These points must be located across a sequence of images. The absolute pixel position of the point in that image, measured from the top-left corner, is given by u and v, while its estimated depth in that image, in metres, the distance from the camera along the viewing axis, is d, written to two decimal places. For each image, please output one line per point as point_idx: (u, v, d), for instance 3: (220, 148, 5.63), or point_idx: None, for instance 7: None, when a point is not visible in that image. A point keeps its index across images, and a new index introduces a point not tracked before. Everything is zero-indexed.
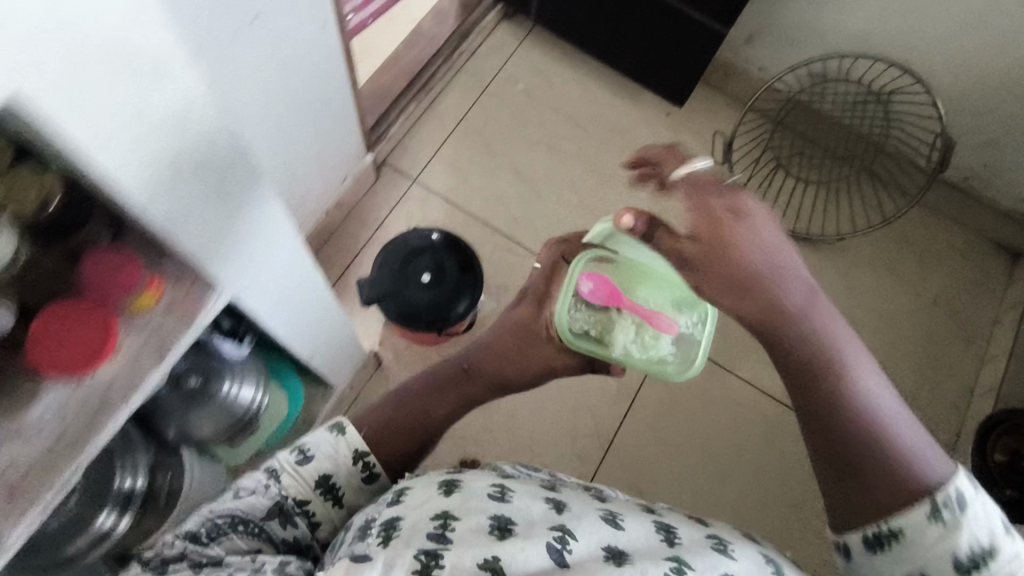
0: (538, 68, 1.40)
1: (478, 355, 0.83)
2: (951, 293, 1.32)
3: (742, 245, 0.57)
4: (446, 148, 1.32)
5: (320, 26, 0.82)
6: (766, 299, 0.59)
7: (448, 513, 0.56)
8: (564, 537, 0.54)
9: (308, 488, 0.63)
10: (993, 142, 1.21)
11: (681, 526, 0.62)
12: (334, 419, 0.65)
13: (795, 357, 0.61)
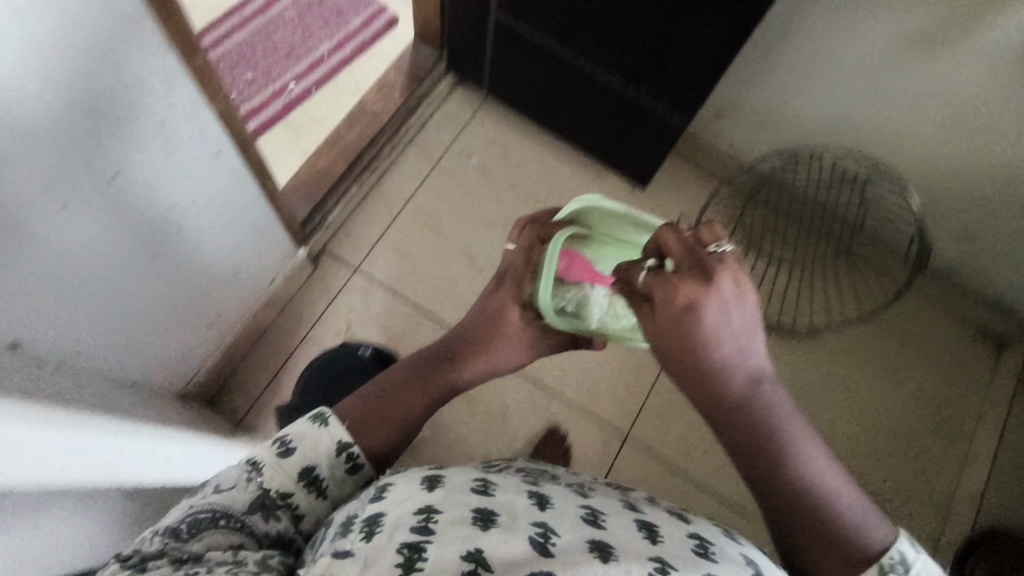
0: (494, 139, 1.30)
1: (462, 338, 0.74)
2: (935, 386, 1.20)
3: (697, 340, 0.52)
4: (390, 231, 1.23)
5: (213, 154, 0.75)
6: (710, 381, 0.54)
7: (430, 508, 0.51)
8: (546, 533, 0.49)
9: (289, 481, 0.56)
10: (973, 232, 1.11)
11: (663, 522, 0.56)
12: (317, 409, 0.61)
13: (739, 439, 0.56)
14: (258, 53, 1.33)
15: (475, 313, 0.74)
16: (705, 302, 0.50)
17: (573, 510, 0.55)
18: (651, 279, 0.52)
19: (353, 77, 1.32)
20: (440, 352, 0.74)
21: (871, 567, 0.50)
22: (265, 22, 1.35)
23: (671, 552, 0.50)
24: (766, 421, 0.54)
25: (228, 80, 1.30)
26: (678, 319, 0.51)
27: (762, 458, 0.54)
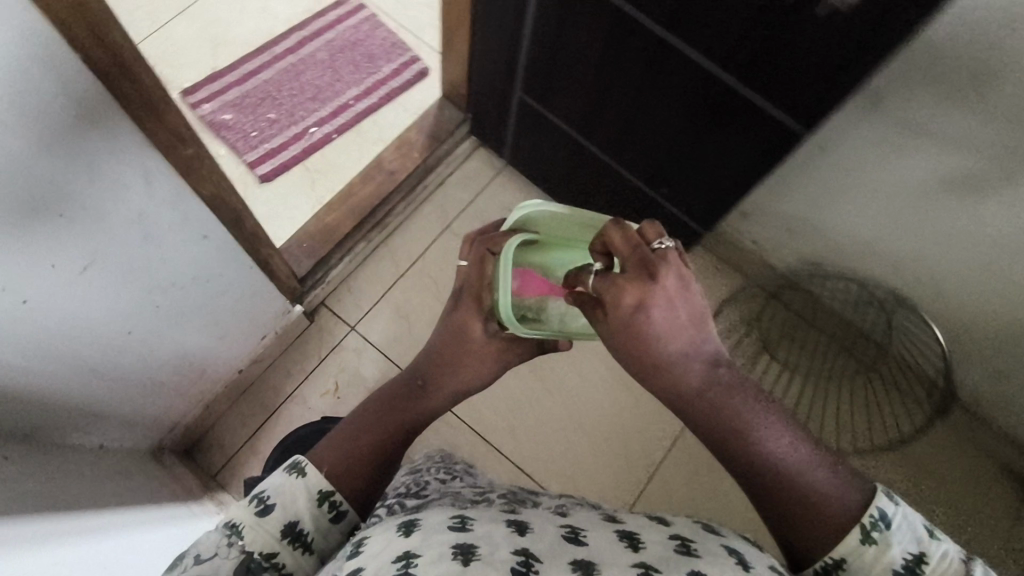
0: (511, 207, 1.25)
1: (428, 365, 0.76)
2: (955, 532, 1.05)
3: (649, 333, 0.51)
4: (392, 292, 1.19)
5: (201, 236, 0.73)
6: (672, 378, 0.53)
7: (411, 554, 0.47)
8: (528, 559, 0.46)
9: (272, 540, 0.55)
10: (1006, 374, 1.01)
11: (644, 529, 0.53)
12: (290, 460, 0.61)
13: (703, 425, 0.54)
14: (285, 92, 1.31)
15: (439, 338, 0.75)
16: (651, 297, 0.50)
17: (552, 530, 0.52)
18: (600, 283, 0.52)
19: (377, 126, 1.30)
20: (412, 380, 0.76)
21: (851, 528, 0.49)
22: (295, 61, 1.34)
23: (658, 557, 0.48)
24: (731, 408, 0.53)
25: (251, 117, 1.28)
26: (630, 319, 0.51)
27: (733, 448, 0.53)
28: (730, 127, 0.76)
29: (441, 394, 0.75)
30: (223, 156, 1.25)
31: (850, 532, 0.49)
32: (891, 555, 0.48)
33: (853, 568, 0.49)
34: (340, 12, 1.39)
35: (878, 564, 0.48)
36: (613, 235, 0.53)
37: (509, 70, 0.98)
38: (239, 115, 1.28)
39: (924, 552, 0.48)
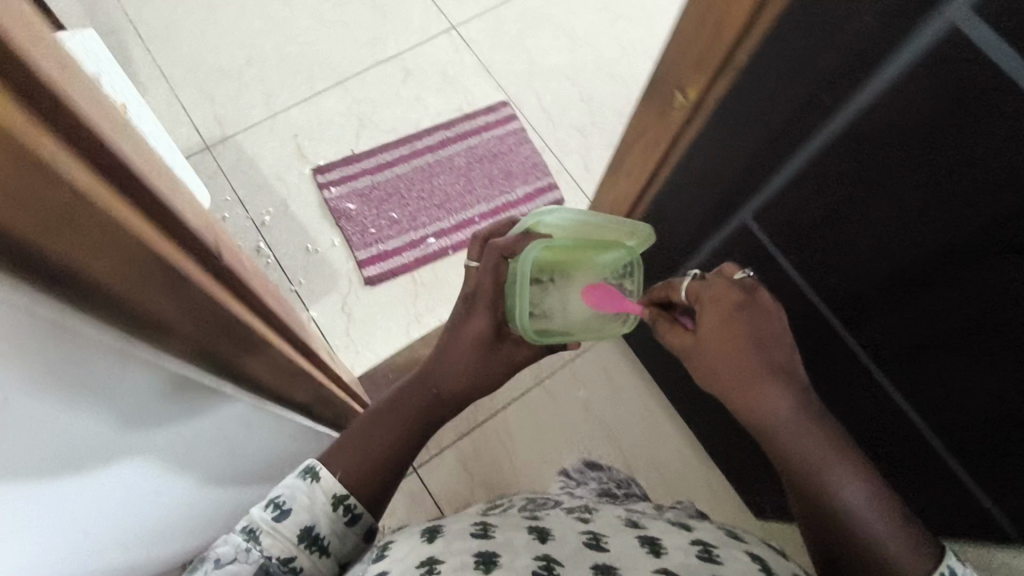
0: (609, 377, 1.17)
1: (436, 369, 0.70)
2: None
3: (740, 341, 0.55)
4: (465, 441, 1.11)
5: (254, 417, 0.68)
6: (757, 401, 0.54)
7: (432, 558, 0.53)
8: (548, 564, 0.51)
9: (288, 543, 0.56)
10: None
11: (668, 538, 0.59)
12: (305, 464, 0.61)
13: (787, 455, 0.54)
14: (414, 191, 1.26)
15: (451, 349, 0.69)
16: (749, 312, 0.56)
17: (573, 535, 0.58)
18: (697, 282, 0.59)
19: None
20: (421, 386, 0.70)
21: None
22: (432, 161, 1.28)
23: (679, 564, 0.53)
24: (815, 453, 0.53)
25: (372, 212, 1.23)
26: (731, 324, 0.56)
27: (807, 479, 0.54)
28: (925, 482, 0.64)
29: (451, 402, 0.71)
30: (337, 246, 1.21)
31: None
32: None
33: None
34: (492, 119, 1.33)
35: None
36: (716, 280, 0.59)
37: (659, 276, 0.88)
38: (362, 206, 1.24)
39: None
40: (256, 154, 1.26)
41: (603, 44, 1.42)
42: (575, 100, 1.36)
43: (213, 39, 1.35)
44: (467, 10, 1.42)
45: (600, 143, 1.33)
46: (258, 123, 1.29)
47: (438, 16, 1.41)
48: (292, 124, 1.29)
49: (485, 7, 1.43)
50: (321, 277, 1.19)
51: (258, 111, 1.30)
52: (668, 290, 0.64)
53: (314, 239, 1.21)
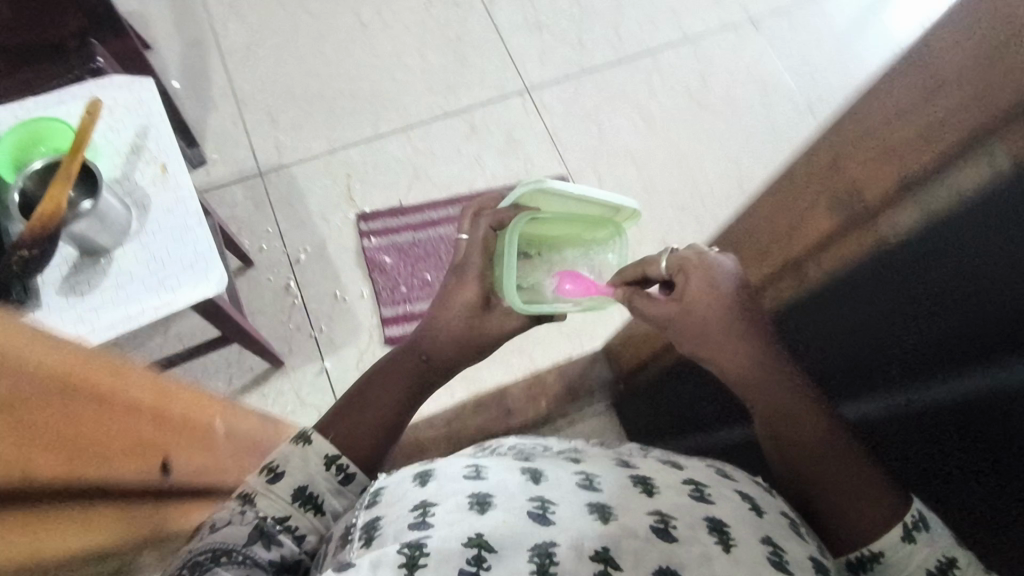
0: None
1: (427, 335, 0.65)
2: None
3: (721, 290, 0.52)
4: None
5: None
6: (721, 343, 0.53)
7: (426, 502, 0.45)
8: (545, 504, 0.45)
9: (284, 504, 0.53)
10: None
11: (659, 475, 0.50)
12: (300, 429, 0.57)
13: (755, 397, 0.53)
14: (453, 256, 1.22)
15: (443, 317, 0.65)
16: (720, 265, 0.53)
17: (565, 475, 0.49)
18: (677, 255, 0.54)
19: (525, 336, 1.17)
20: (412, 350, 0.65)
21: (894, 524, 0.47)
22: None
23: (673, 506, 0.46)
24: (779, 387, 0.52)
25: (407, 270, 1.21)
26: (716, 289, 0.52)
27: (790, 428, 0.51)
28: None
29: (444, 369, 0.65)
30: (365, 297, 1.18)
31: (892, 527, 0.47)
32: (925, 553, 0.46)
33: (892, 559, 0.47)
34: None
35: (913, 561, 0.46)
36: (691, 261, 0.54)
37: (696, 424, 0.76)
38: (398, 261, 1.21)
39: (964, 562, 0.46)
40: (306, 187, 1.25)
41: (678, 133, 1.35)
42: (637, 187, 1.30)
43: (288, 65, 1.35)
44: (546, 73, 1.38)
45: (654, 238, 1.26)
46: (315, 156, 1.27)
47: (516, 76, 1.37)
48: (348, 163, 1.27)
49: (564, 73, 1.38)
50: (342, 327, 1.16)
51: (317, 143, 1.28)
52: (640, 268, 0.57)
53: (344, 286, 1.19)
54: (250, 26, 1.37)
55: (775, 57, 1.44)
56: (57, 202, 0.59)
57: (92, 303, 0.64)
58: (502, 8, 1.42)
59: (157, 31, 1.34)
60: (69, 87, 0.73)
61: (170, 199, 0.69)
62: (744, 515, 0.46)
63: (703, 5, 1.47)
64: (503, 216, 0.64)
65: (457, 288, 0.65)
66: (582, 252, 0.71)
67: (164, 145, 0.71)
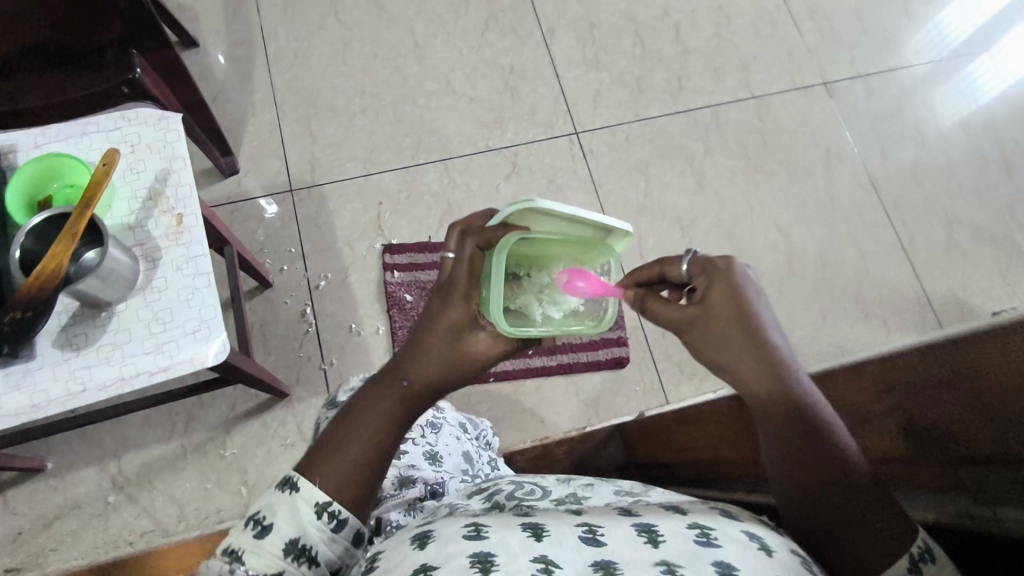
0: None
1: (411, 355, 0.58)
2: None
3: (741, 296, 0.53)
4: None
5: None
6: (738, 346, 0.52)
7: (426, 567, 0.44)
8: (548, 567, 0.43)
9: (275, 559, 0.52)
10: None
11: (663, 520, 0.49)
12: (285, 473, 0.56)
13: (769, 406, 0.51)
14: None
15: (430, 341, 0.58)
16: (739, 273, 0.54)
17: (567, 532, 0.47)
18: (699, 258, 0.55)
19: (539, 398, 1.12)
20: (391, 375, 0.58)
21: (899, 554, 0.45)
22: None
23: (681, 554, 0.44)
24: (793, 398, 0.51)
25: None
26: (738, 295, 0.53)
27: (803, 439, 0.50)
28: None
29: (430, 394, 0.59)
30: (380, 334, 1.14)
31: (897, 556, 0.45)
32: None
33: None
34: None
35: None
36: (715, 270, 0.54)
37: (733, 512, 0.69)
38: (419, 300, 1.16)
39: None
40: (336, 211, 1.21)
41: (730, 197, 1.27)
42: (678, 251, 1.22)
43: (334, 77, 1.30)
44: (598, 117, 1.31)
45: None
46: (349, 179, 1.23)
47: (566, 116, 1.31)
48: (381, 189, 1.23)
49: (617, 119, 1.31)
50: (353, 363, 1.12)
51: (352, 165, 1.24)
52: (657, 268, 0.57)
53: (360, 320, 1.15)
54: (300, 32, 1.33)
55: (844, 123, 1.35)
56: (59, 262, 0.55)
57: (86, 361, 0.61)
58: (561, 42, 1.36)
59: (206, 29, 1.31)
60: (96, 116, 0.70)
61: (181, 255, 0.65)
62: (756, 557, 0.44)
63: (774, 60, 1.39)
64: (490, 235, 0.56)
65: (442, 311, 0.57)
66: (574, 266, 0.61)
67: (183, 193, 0.67)
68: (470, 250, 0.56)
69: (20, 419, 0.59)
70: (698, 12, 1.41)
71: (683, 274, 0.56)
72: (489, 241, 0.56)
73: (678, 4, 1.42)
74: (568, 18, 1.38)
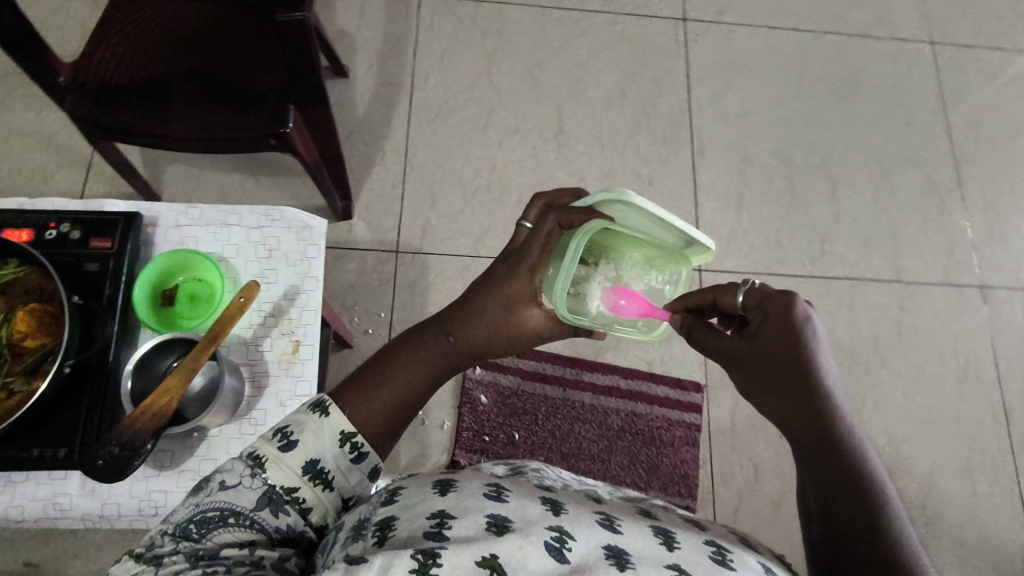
0: None
1: (461, 316, 0.60)
2: None
3: (791, 332, 0.48)
4: None
5: None
6: (779, 370, 0.49)
7: (443, 513, 0.42)
8: (561, 535, 0.41)
9: (294, 475, 0.47)
10: None
11: (681, 531, 0.47)
12: (318, 395, 0.51)
13: (802, 426, 0.50)
14: (549, 425, 1.11)
15: (485, 302, 0.59)
16: (798, 306, 0.49)
17: (584, 513, 0.45)
18: (757, 290, 0.51)
19: None
20: (438, 329, 0.59)
21: None
22: (584, 404, 1.13)
23: (692, 565, 0.41)
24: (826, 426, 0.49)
25: (497, 421, 1.10)
26: (790, 334, 0.48)
27: (835, 483, 0.49)
28: None
29: (471, 353, 0.59)
30: (444, 429, 1.09)
31: None
32: None
33: None
34: (674, 396, 1.14)
35: None
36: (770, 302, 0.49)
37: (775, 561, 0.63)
38: (493, 406, 1.11)
39: None
40: (435, 285, 1.16)
41: (845, 386, 1.16)
42: (773, 430, 1.13)
43: (469, 142, 1.26)
44: (727, 259, 1.22)
45: (766, 494, 1.10)
46: (456, 254, 1.19)
47: None
48: None
49: (746, 267, 1.22)
50: (408, 450, 1.07)
51: (464, 242, 1.19)
52: (712, 293, 0.53)
53: (429, 406, 1.10)
54: (449, 86, 1.29)
55: (991, 340, 1.21)
56: (169, 402, 0.52)
57: (165, 485, 0.58)
58: (708, 167, 1.28)
59: (359, 61, 1.28)
60: (242, 207, 0.66)
61: (287, 389, 0.61)
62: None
63: (930, 247, 1.27)
64: (574, 218, 0.58)
65: (505, 280, 0.59)
66: (642, 267, 0.60)
67: (306, 318, 0.63)
68: (551, 226, 0.59)
69: (89, 523, 0.58)
70: (861, 173, 1.30)
71: (737, 305, 0.52)
72: (571, 222, 0.58)
73: (841, 157, 1.31)
74: (723, 143, 1.30)
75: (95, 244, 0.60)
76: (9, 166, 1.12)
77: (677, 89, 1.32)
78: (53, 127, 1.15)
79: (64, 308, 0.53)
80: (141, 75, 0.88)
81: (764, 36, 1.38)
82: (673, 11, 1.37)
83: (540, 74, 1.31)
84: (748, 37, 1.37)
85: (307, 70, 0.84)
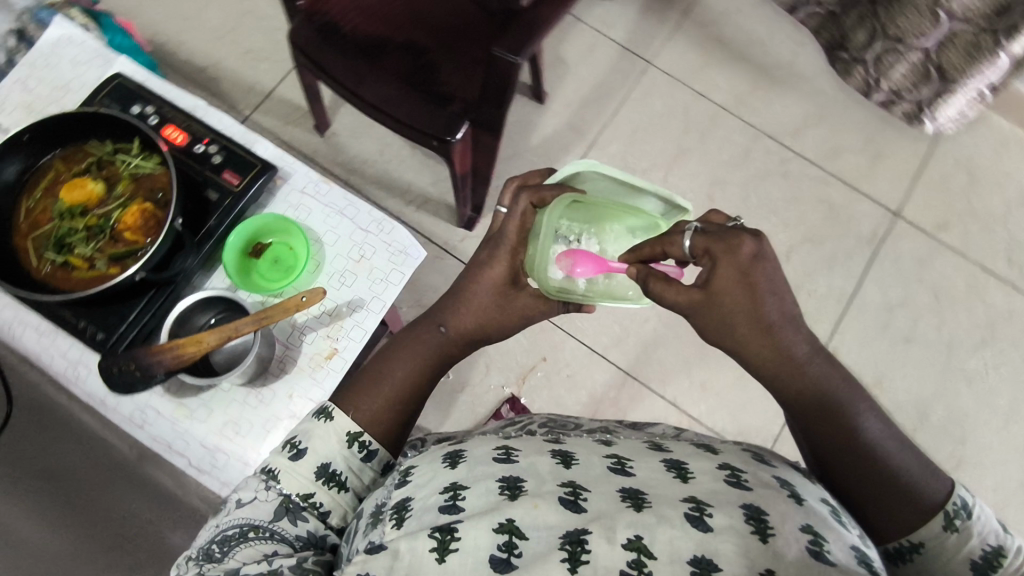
0: None
1: (446, 304, 0.56)
2: None
3: (742, 281, 0.45)
4: None
5: None
6: (743, 319, 0.45)
7: (456, 485, 0.39)
8: (576, 491, 0.37)
9: (306, 481, 0.46)
10: None
11: (692, 457, 0.41)
12: (322, 403, 0.50)
13: (770, 373, 0.46)
14: None
15: (467, 288, 0.55)
16: (747, 242, 0.45)
17: (595, 459, 0.41)
18: (702, 236, 0.46)
19: None
20: (428, 322, 0.56)
21: (930, 514, 0.42)
22: None
23: (710, 491, 0.37)
24: (802, 378, 0.45)
25: None
26: (745, 279, 0.45)
27: (821, 422, 0.45)
28: None
29: (468, 344, 0.56)
30: None
31: (931, 517, 0.42)
32: (963, 550, 0.41)
33: (931, 552, 0.41)
34: None
35: (958, 554, 0.41)
36: (718, 246, 0.45)
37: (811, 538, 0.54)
38: None
39: (1004, 548, 0.41)
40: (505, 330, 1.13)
41: None
42: None
43: None
44: None
45: None
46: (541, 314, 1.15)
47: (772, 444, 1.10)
48: (558, 348, 1.13)
49: None
50: None
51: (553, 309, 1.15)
52: (659, 245, 0.49)
53: None
54: (626, 160, 1.25)
55: None
56: (195, 351, 0.54)
57: (161, 408, 0.61)
58: None
59: (559, 94, 1.28)
60: (361, 204, 0.68)
61: (303, 385, 0.62)
62: (794, 511, 0.36)
63: None
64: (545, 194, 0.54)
65: (484, 264, 0.55)
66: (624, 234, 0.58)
67: (354, 334, 0.64)
68: (523, 205, 0.54)
69: (90, 400, 0.62)
70: (995, 472, 1.12)
71: (685, 253, 0.47)
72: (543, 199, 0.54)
73: (981, 442, 1.13)
74: (861, 357, 1.16)
75: (226, 176, 0.63)
76: (231, 41, 1.23)
77: (845, 279, 1.20)
78: (281, 25, 1.24)
79: (163, 234, 0.56)
80: (364, 29, 0.93)
81: (971, 275, 1.21)
82: (887, 201, 1.25)
83: (718, 193, 1.24)
84: (952, 267, 1.22)
85: (495, 98, 0.84)
